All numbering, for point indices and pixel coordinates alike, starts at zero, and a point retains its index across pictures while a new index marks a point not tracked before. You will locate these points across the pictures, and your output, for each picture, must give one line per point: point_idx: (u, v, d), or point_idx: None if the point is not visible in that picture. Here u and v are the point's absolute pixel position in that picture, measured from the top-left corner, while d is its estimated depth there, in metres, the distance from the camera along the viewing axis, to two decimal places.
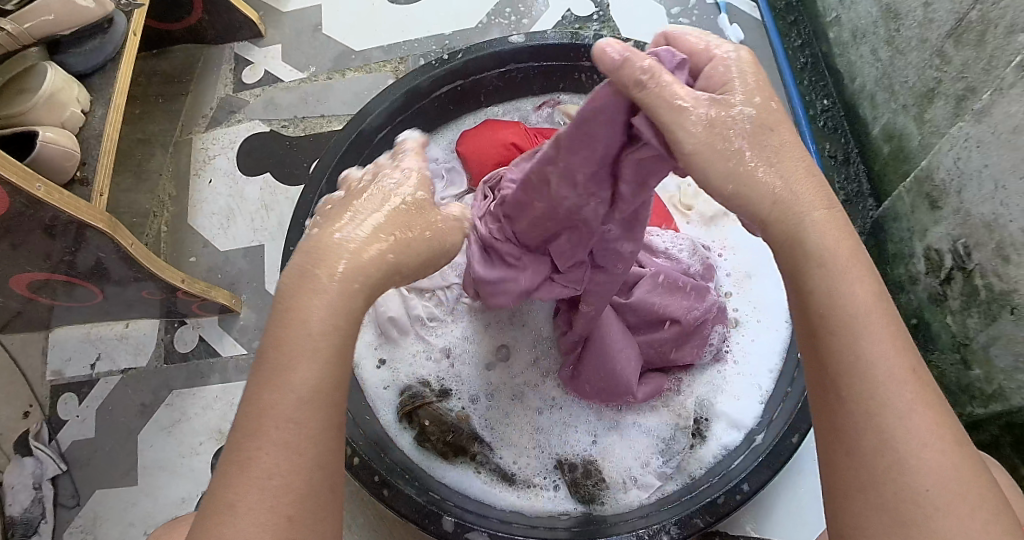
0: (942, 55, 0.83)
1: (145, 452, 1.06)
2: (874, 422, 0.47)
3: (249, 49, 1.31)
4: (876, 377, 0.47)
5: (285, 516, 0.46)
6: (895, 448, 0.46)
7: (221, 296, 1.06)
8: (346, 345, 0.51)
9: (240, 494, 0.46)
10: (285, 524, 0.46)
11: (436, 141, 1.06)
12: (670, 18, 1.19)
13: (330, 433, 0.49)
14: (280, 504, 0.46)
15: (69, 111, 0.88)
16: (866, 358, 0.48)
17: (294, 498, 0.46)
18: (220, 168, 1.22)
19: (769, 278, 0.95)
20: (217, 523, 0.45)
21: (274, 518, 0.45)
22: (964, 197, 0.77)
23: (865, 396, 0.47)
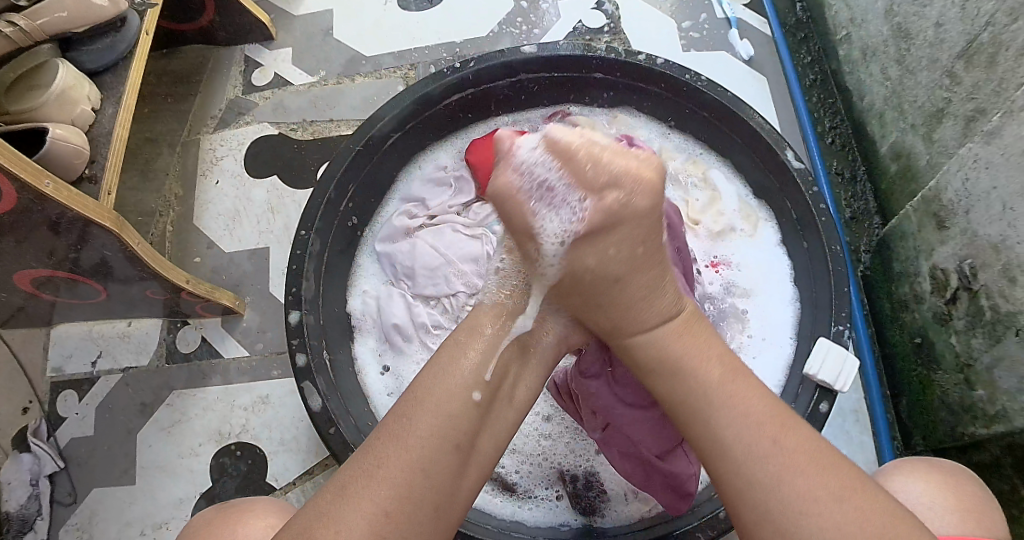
0: (952, 76, 0.84)
1: (144, 451, 1.06)
2: (760, 503, 0.52)
3: (260, 52, 1.31)
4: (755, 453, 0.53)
5: (384, 511, 0.50)
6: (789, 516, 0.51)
7: (224, 298, 1.06)
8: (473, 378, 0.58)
9: (353, 480, 0.51)
10: (383, 519, 0.50)
11: (444, 150, 1.05)
12: (681, 32, 1.19)
13: (445, 447, 0.53)
14: (382, 498, 0.50)
15: (80, 109, 0.88)
16: (740, 450, 0.54)
17: (395, 494, 0.51)
18: (226, 170, 1.22)
19: (776, 295, 0.95)
20: (330, 507, 0.51)
21: (374, 509, 0.50)
22: (972, 216, 0.77)
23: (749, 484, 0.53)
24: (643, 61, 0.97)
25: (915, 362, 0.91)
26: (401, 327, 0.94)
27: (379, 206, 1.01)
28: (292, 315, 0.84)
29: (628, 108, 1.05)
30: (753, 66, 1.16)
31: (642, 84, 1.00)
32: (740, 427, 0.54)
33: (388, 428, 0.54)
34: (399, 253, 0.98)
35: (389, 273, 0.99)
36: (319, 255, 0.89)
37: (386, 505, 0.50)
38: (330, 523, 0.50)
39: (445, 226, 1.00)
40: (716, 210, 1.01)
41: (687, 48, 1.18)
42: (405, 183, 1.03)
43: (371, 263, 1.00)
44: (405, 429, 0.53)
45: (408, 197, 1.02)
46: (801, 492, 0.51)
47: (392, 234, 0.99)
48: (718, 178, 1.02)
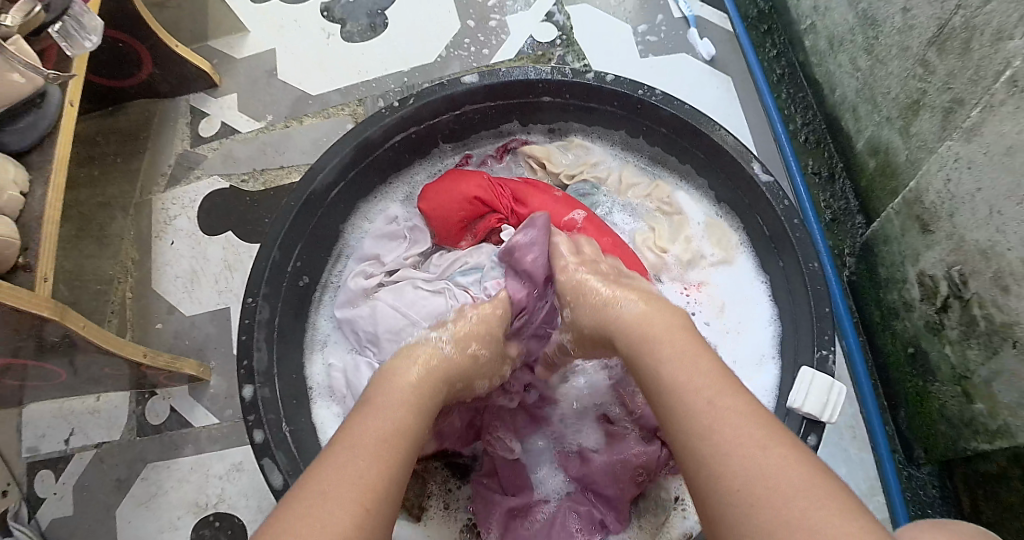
0: (926, 64, 0.78)
1: (124, 528, 1.02)
2: (719, 477, 0.51)
3: (205, 101, 1.21)
4: (721, 438, 0.52)
5: (361, 506, 0.52)
6: (745, 483, 0.50)
7: (187, 366, 1.02)
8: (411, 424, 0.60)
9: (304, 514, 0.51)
10: (362, 512, 0.52)
11: (394, 199, 0.99)
12: (637, 36, 1.12)
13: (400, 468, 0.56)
14: (354, 495, 0.52)
15: (7, 195, 0.82)
16: (703, 426, 0.54)
17: (368, 492, 0.53)
18: (180, 229, 1.14)
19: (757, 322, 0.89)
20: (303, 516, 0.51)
21: (352, 505, 0.52)
22: (957, 220, 0.71)
23: (710, 451, 0.52)
24: (592, 79, 0.89)
25: (910, 373, 0.85)
26: None
27: (329, 264, 0.95)
28: (246, 390, 0.79)
29: (582, 133, 0.99)
30: (715, 66, 1.10)
31: (597, 104, 0.93)
32: (695, 401, 0.56)
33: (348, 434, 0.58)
34: (358, 318, 0.90)
35: (354, 341, 0.92)
36: (269, 321, 0.83)
37: (359, 500, 0.52)
38: None
39: (406, 283, 0.90)
40: (685, 240, 0.94)
41: (645, 53, 1.12)
42: (356, 246, 0.97)
43: (331, 329, 0.94)
44: (359, 437, 0.57)
45: (361, 256, 0.95)
46: (765, 465, 0.50)
47: (349, 298, 0.92)
48: (685, 199, 0.96)
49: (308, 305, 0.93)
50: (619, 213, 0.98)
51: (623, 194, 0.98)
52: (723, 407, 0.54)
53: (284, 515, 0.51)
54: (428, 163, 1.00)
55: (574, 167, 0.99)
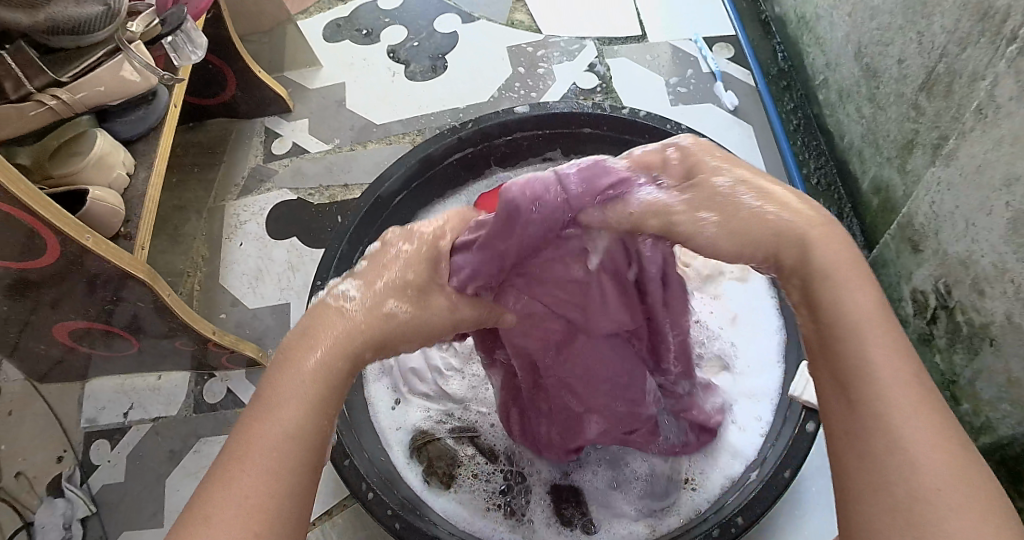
0: (917, 108, 0.90)
1: (171, 496, 1.09)
2: (865, 435, 0.47)
3: (279, 124, 1.37)
4: (889, 396, 0.48)
5: (253, 533, 0.48)
6: (892, 448, 0.46)
7: (248, 348, 1.13)
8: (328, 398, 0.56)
9: (217, 508, 0.48)
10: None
11: (453, 204, 1.12)
12: (669, 87, 1.27)
13: (297, 493, 0.51)
14: (249, 519, 0.48)
15: (116, 173, 0.97)
16: (871, 388, 0.48)
17: (264, 517, 0.49)
18: (249, 232, 1.27)
19: (765, 331, 0.95)
20: (194, 533, 0.47)
21: (244, 530, 0.47)
22: (942, 237, 0.81)
23: (872, 405, 0.48)
24: (627, 114, 1.03)
25: None
26: (416, 371, 0.97)
27: None
28: None
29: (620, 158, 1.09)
30: (739, 114, 1.24)
31: (630, 138, 1.05)
32: (872, 355, 0.50)
33: (246, 442, 0.51)
34: None
35: None
36: None
37: (248, 507, 0.48)
38: None
39: None
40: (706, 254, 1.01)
41: (675, 102, 1.26)
42: None
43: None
44: (265, 432, 0.52)
45: None
46: (921, 441, 0.46)
47: None
48: None
49: None
50: None
51: None
52: (893, 365, 0.49)
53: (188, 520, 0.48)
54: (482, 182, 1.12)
55: None
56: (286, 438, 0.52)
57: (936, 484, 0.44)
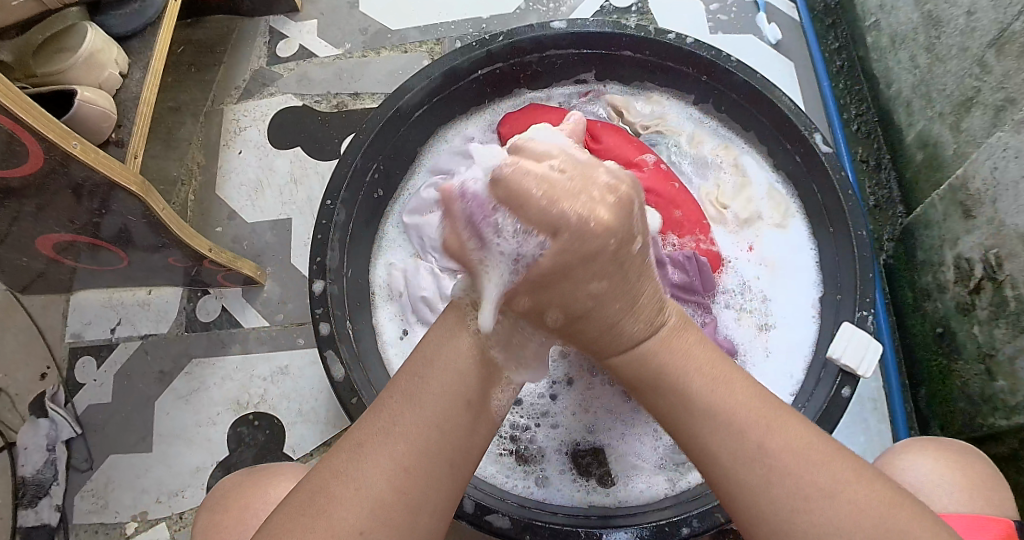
0: (983, 65, 0.84)
1: (162, 419, 1.05)
2: (707, 437, 0.54)
3: (286, 24, 1.26)
4: (723, 410, 0.54)
5: (404, 468, 0.50)
6: (776, 461, 0.51)
7: (246, 267, 1.07)
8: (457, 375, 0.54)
9: (372, 437, 0.51)
10: (404, 475, 0.50)
11: (474, 122, 1.03)
12: (708, 14, 1.18)
13: (459, 409, 0.53)
14: (399, 454, 0.50)
15: (107, 73, 0.89)
16: (686, 393, 0.55)
17: (414, 452, 0.51)
18: (250, 140, 1.18)
19: (803, 281, 0.92)
20: (349, 460, 0.51)
21: (395, 465, 0.50)
22: (999, 206, 0.77)
23: (706, 401, 0.54)
24: (672, 39, 0.93)
25: (936, 351, 0.90)
26: (428, 299, 0.92)
27: (405, 177, 1.00)
28: (316, 284, 0.83)
29: (660, 86, 1.01)
30: (780, 50, 1.16)
31: (675, 65, 0.96)
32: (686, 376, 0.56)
33: (403, 383, 0.54)
34: (427, 225, 0.95)
35: (416, 247, 0.97)
36: (343, 224, 0.88)
37: (403, 459, 0.50)
38: (348, 474, 0.50)
39: None
40: (747, 196, 0.96)
41: (714, 31, 1.17)
42: (430, 157, 1.02)
43: (398, 234, 0.99)
44: (419, 388, 0.53)
45: (436, 169, 1.01)
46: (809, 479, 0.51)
47: (420, 207, 0.97)
48: (750, 164, 0.98)
49: (384, 211, 0.99)
50: (687, 164, 1.00)
51: (695, 147, 1.00)
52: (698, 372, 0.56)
53: (345, 446, 0.52)
54: (507, 102, 1.04)
55: (649, 119, 1.01)
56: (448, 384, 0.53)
57: (807, 474, 0.51)
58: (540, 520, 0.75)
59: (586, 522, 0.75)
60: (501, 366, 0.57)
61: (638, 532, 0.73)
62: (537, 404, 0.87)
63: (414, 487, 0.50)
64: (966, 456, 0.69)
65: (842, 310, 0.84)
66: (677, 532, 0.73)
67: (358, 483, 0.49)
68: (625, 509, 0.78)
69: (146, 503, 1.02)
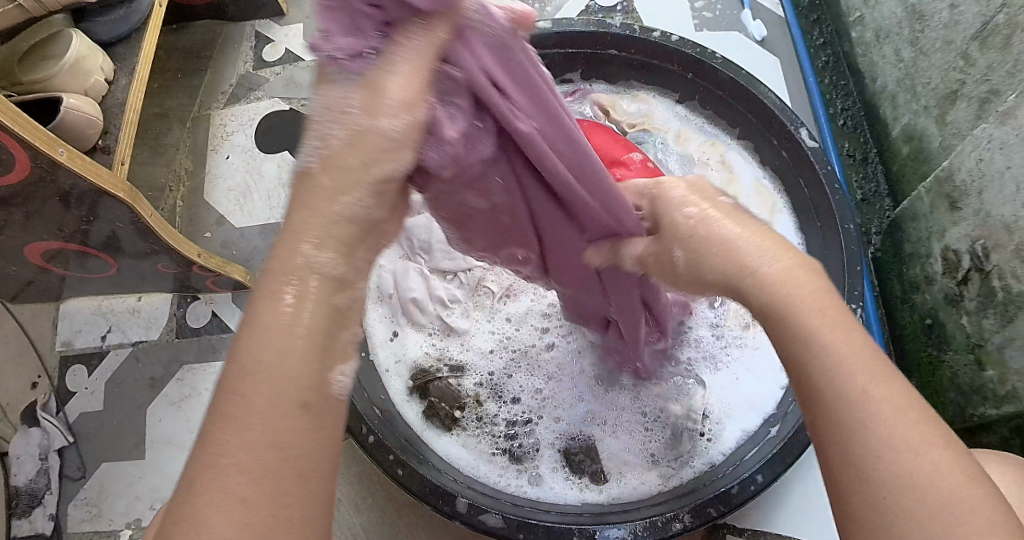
0: (966, 57, 0.84)
1: (154, 426, 1.05)
2: (847, 415, 0.44)
3: (272, 28, 1.26)
4: (858, 388, 0.44)
5: (240, 500, 0.40)
6: (900, 465, 0.42)
7: (236, 272, 1.06)
8: (291, 366, 0.43)
9: (197, 473, 0.41)
10: (242, 509, 0.40)
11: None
12: (694, 12, 1.18)
13: (290, 410, 0.42)
14: (235, 486, 0.40)
15: (93, 80, 0.89)
16: (824, 349, 0.46)
17: (256, 480, 0.40)
18: (238, 144, 1.18)
19: None
20: (180, 504, 0.40)
21: (230, 501, 0.40)
22: (985, 197, 0.78)
23: (834, 380, 0.45)
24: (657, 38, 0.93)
25: (925, 343, 0.90)
26: (419, 301, 0.93)
27: None
28: None
29: (647, 85, 1.01)
30: (765, 46, 1.16)
31: (659, 63, 0.96)
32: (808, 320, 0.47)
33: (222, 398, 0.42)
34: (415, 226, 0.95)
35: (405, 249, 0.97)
36: None
37: (239, 491, 0.40)
38: (180, 525, 0.39)
39: None
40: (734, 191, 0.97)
41: (700, 28, 1.18)
42: None
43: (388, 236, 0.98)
44: (242, 408, 0.41)
45: None
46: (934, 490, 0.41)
47: None
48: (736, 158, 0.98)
49: None
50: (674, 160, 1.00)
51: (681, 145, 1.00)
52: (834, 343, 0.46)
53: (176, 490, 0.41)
54: None
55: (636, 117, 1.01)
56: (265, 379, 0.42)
57: (931, 483, 0.41)
58: (534, 519, 0.75)
59: (580, 520, 0.75)
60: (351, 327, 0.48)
61: (632, 528, 0.73)
62: (530, 402, 0.87)
63: (263, 523, 0.40)
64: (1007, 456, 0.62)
65: None
66: (670, 528, 0.73)
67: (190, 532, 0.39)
68: (619, 506, 0.78)
69: (139, 511, 1.01)
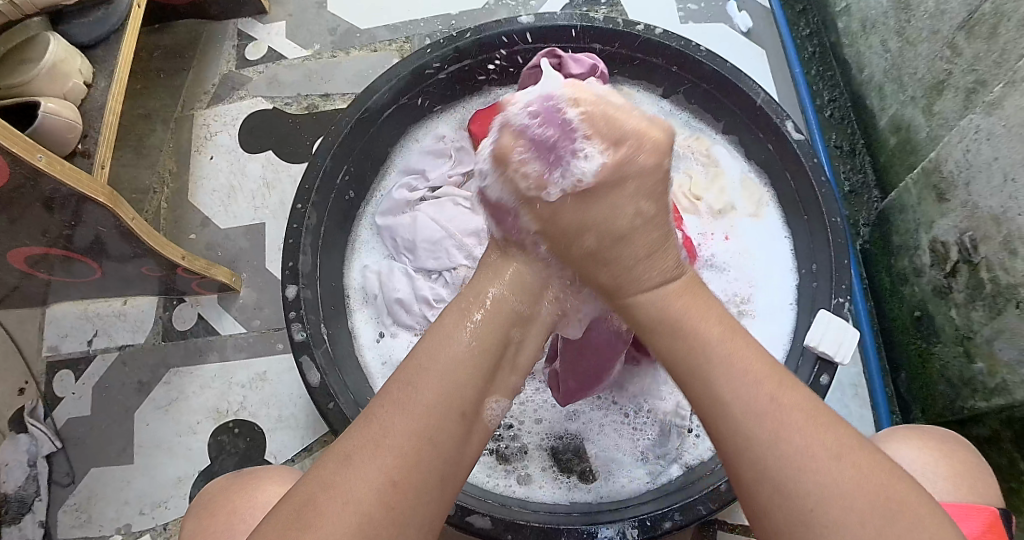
0: (953, 47, 0.83)
1: (142, 430, 1.04)
2: (753, 428, 0.48)
3: (254, 26, 1.24)
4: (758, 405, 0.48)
5: (391, 483, 0.46)
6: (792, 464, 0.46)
7: (221, 274, 1.06)
8: (456, 381, 0.51)
9: (358, 448, 0.47)
10: (391, 491, 0.45)
11: (444, 121, 1.02)
12: (679, 3, 1.17)
13: (451, 415, 0.49)
14: (390, 469, 0.46)
15: (72, 83, 0.88)
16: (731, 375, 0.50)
17: (403, 466, 0.46)
18: (221, 144, 1.17)
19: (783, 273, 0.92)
20: (332, 474, 0.46)
21: (381, 480, 0.45)
22: (973, 189, 0.77)
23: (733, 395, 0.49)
24: (641, 31, 0.92)
25: (914, 336, 0.90)
26: (405, 303, 0.91)
27: (376, 178, 0.99)
28: (289, 289, 0.82)
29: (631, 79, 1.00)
30: (751, 38, 1.16)
31: (643, 56, 0.95)
32: (737, 372, 0.50)
33: (399, 388, 0.49)
34: (399, 226, 0.95)
35: (389, 248, 0.96)
36: (315, 228, 0.87)
37: (391, 472, 0.46)
38: (331, 490, 0.45)
39: (448, 198, 0.95)
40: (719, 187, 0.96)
41: (686, 20, 1.16)
42: (402, 156, 1.01)
43: (371, 236, 0.98)
44: (410, 396, 0.49)
45: (407, 169, 0.99)
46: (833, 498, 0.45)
47: (392, 207, 0.96)
48: (722, 153, 0.98)
49: (357, 213, 0.98)
50: None
51: None
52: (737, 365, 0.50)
53: (342, 458, 0.47)
54: (477, 100, 1.03)
55: None
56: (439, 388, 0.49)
57: (836, 491, 0.45)
58: (522, 519, 0.74)
59: (569, 520, 0.74)
60: (505, 367, 0.56)
61: (621, 527, 0.73)
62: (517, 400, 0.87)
63: (404, 506, 0.45)
64: (952, 445, 0.66)
65: (818, 297, 0.84)
66: (659, 527, 0.72)
67: (340, 501, 0.45)
68: (608, 505, 0.78)
69: (129, 516, 1.00)
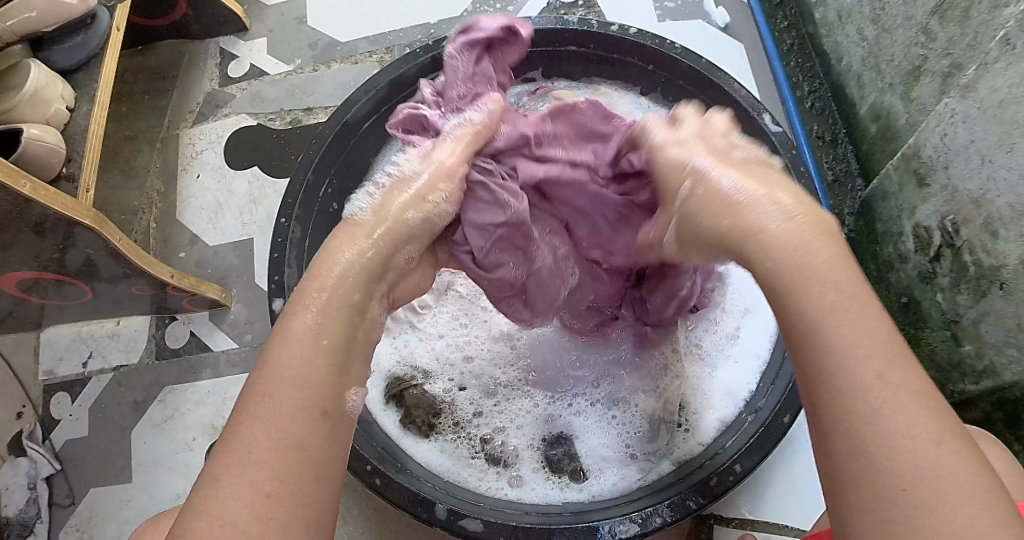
0: (926, 32, 0.84)
1: (139, 449, 1.04)
2: (836, 387, 0.45)
3: (236, 44, 1.25)
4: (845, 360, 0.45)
5: (265, 494, 0.44)
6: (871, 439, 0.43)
7: (211, 290, 1.06)
8: (313, 376, 0.49)
9: (224, 467, 0.45)
10: (265, 501, 0.44)
11: None
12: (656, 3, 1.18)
13: (314, 416, 0.48)
14: (260, 481, 0.44)
15: (54, 108, 0.88)
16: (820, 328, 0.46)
17: (276, 475, 0.45)
18: (208, 162, 1.18)
19: None
20: (204, 498, 0.44)
21: (253, 494, 0.44)
22: (952, 172, 0.77)
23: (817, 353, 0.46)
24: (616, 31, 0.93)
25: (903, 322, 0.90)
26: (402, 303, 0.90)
27: None
28: (275, 303, 0.83)
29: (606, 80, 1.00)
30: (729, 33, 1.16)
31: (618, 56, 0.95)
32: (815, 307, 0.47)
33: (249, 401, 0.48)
34: None
35: None
36: (300, 240, 0.87)
37: (262, 485, 0.44)
38: (204, 515, 0.44)
39: None
40: None
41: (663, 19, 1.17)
42: None
43: None
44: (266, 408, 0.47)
45: None
46: (914, 461, 0.42)
47: None
48: None
49: None
50: None
51: None
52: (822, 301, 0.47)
53: (211, 477, 0.45)
54: None
55: None
56: (289, 387, 0.48)
57: (908, 461, 0.42)
58: (512, 521, 0.74)
59: (560, 519, 0.74)
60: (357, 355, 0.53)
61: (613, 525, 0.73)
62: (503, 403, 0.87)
63: (282, 513, 0.44)
64: None
65: None
66: (651, 523, 0.72)
67: (214, 521, 0.43)
68: (597, 504, 0.77)
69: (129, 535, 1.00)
